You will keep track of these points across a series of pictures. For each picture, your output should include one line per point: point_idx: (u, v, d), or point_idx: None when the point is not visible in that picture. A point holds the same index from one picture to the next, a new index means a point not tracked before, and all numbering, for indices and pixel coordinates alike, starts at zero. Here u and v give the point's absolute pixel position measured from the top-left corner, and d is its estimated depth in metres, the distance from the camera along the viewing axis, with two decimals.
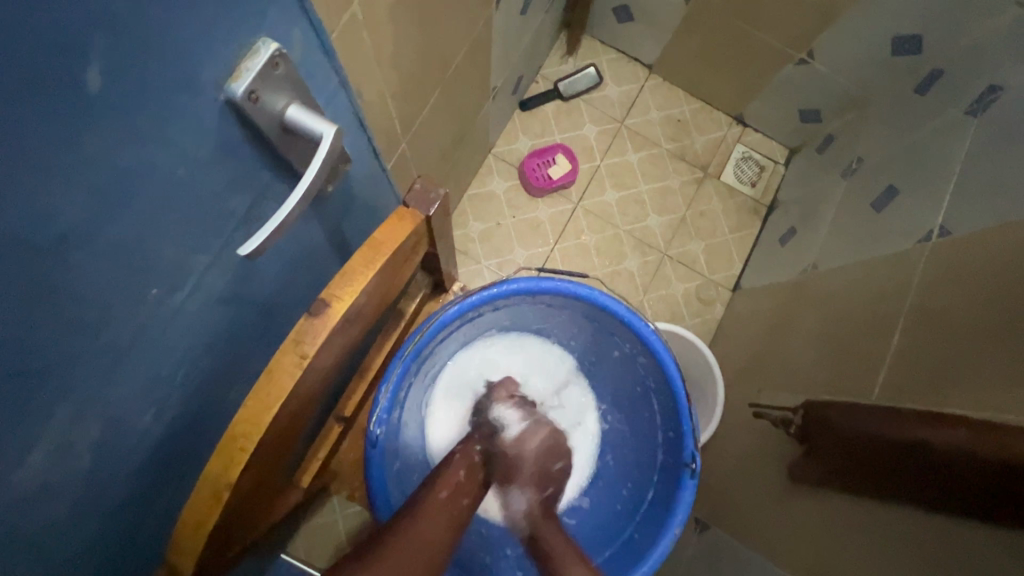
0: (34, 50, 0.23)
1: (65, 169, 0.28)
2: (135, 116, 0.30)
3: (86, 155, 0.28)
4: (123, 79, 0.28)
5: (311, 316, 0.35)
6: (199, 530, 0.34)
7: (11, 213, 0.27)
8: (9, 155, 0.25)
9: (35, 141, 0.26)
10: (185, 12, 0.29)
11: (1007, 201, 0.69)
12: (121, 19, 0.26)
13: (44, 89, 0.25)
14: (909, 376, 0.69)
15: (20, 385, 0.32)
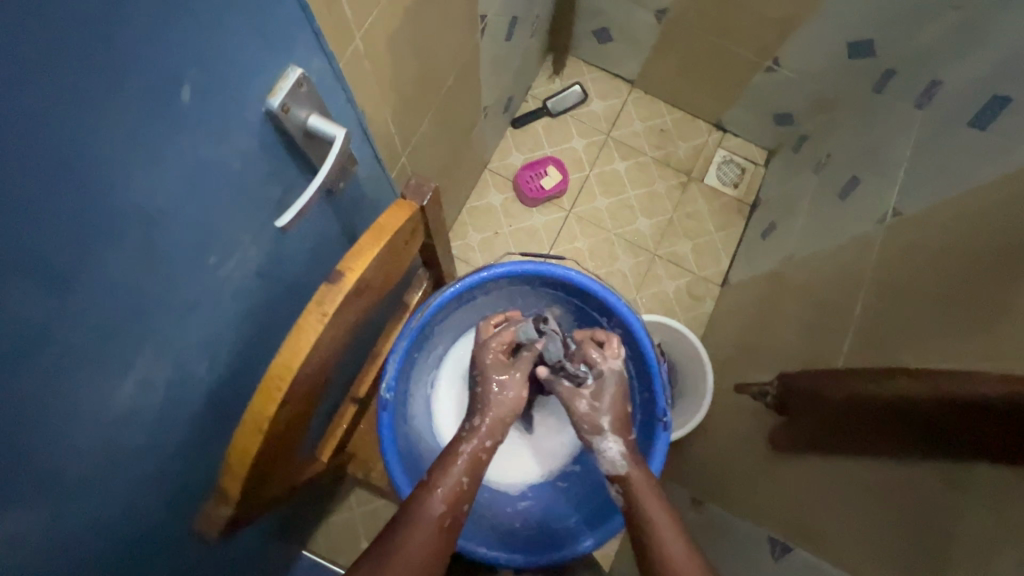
0: (142, 52, 0.29)
1: (162, 160, 0.33)
2: (214, 117, 0.35)
3: (178, 149, 0.34)
4: (205, 86, 0.34)
5: (329, 283, 0.44)
6: (244, 456, 0.42)
7: (121, 193, 0.32)
8: (121, 141, 0.30)
9: (142, 130, 0.31)
10: (247, 36, 0.35)
11: (946, 182, 0.77)
12: (203, 33, 0.32)
13: (148, 88, 0.30)
14: (868, 342, 0.76)
15: (124, 358, 0.37)
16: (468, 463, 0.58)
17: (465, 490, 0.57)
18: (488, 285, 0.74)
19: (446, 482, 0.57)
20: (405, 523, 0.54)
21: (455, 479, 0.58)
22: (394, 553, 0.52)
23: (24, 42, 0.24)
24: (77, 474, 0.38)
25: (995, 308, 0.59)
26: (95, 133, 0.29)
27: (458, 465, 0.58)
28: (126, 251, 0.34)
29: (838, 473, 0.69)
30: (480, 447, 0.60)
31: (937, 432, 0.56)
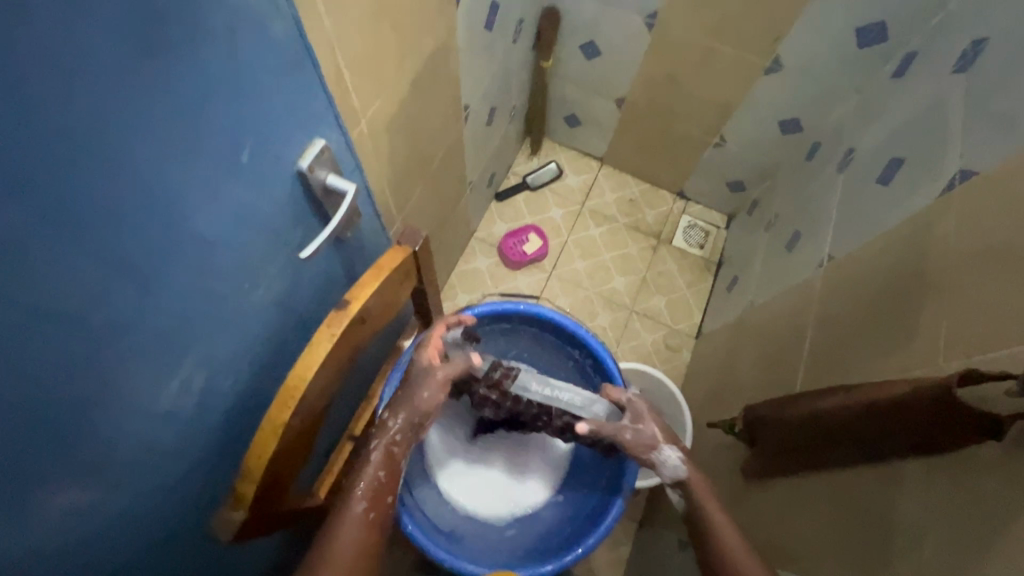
0: (217, 118, 0.40)
1: (218, 198, 0.43)
2: (257, 167, 0.46)
3: (229, 192, 0.44)
4: (254, 143, 0.44)
5: (338, 309, 0.53)
6: (260, 458, 0.49)
7: (187, 222, 0.41)
8: (194, 182, 0.40)
9: (208, 175, 0.41)
10: (285, 110, 0.47)
11: (863, 229, 0.90)
12: (258, 107, 0.43)
13: (217, 143, 0.41)
14: (817, 371, 0.85)
15: (166, 366, 0.44)
16: (381, 459, 0.65)
17: (384, 481, 0.63)
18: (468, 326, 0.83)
19: (364, 479, 0.63)
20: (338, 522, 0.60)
21: (372, 474, 0.64)
22: (329, 552, 0.58)
23: (145, 122, 0.34)
24: (119, 468, 0.44)
25: (907, 328, 0.70)
26: (179, 183, 0.39)
27: (372, 461, 0.64)
28: (183, 270, 0.43)
29: (806, 489, 0.75)
30: (391, 440, 0.66)
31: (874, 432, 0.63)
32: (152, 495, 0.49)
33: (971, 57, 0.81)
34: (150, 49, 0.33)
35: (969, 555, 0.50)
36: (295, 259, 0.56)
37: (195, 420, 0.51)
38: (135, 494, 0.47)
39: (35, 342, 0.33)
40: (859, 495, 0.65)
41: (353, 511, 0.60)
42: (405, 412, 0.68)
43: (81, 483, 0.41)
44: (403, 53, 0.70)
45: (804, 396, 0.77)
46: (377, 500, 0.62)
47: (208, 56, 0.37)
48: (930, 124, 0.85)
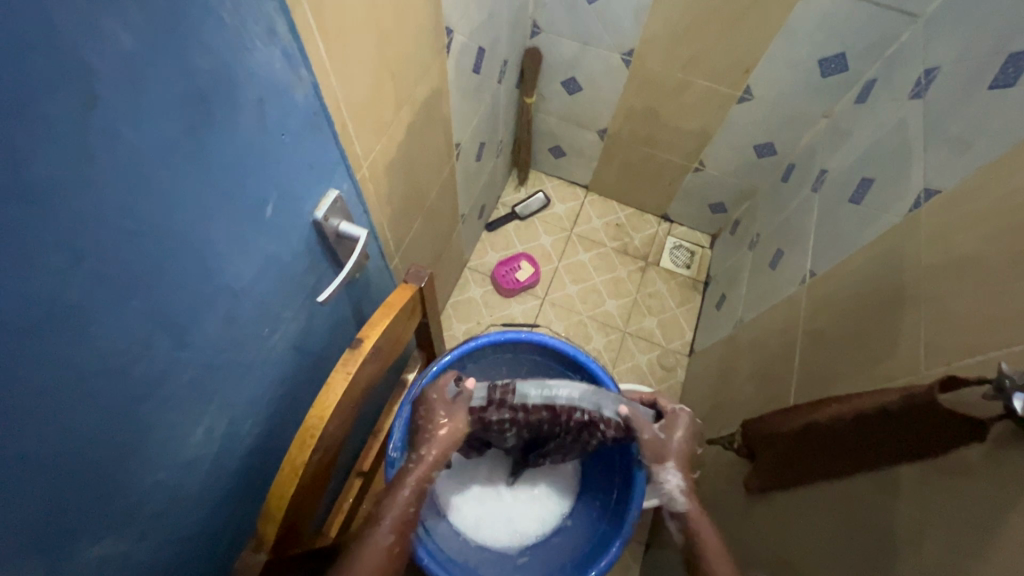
0: (246, 179, 0.43)
1: (246, 251, 0.46)
2: (280, 219, 0.49)
3: (257, 244, 0.47)
4: (278, 198, 0.48)
5: (352, 348, 0.55)
6: (281, 500, 0.50)
7: (219, 275, 0.44)
8: (225, 237, 0.43)
9: (238, 229, 0.44)
10: (303, 165, 0.50)
11: (841, 244, 0.95)
12: (280, 165, 0.47)
13: (247, 201, 0.44)
14: (809, 384, 0.88)
15: (193, 412, 0.46)
16: (414, 494, 0.65)
17: (410, 520, 0.63)
18: (471, 356, 0.86)
19: (393, 511, 0.64)
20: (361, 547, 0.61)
21: (401, 508, 0.64)
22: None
23: (178, 188, 0.37)
24: (148, 517, 0.45)
25: (889, 338, 0.74)
26: (208, 242, 0.42)
27: (405, 494, 0.64)
28: (215, 319, 0.45)
29: (810, 504, 0.76)
30: (422, 478, 0.66)
31: (869, 441, 0.66)
32: (177, 543, 0.50)
33: (925, 84, 0.88)
34: (192, 124, 0.36)
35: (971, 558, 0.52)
36: (310, 301, 0.59)
37: (218, 465, 0.52)
38: (162, 542, 0.47)
39: (77, 399, 0.35)
40: (863, 508, 0.67)
41: (378, 542, 0.61)
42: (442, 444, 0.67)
43: (114, 533, 0.41)
44: (401, 100, 0.74)
45: (794, 410, 0.81)
46: (402, 535, 0.63)
47: (239, 124, 0.41)
48: (894, 146, 0.91)
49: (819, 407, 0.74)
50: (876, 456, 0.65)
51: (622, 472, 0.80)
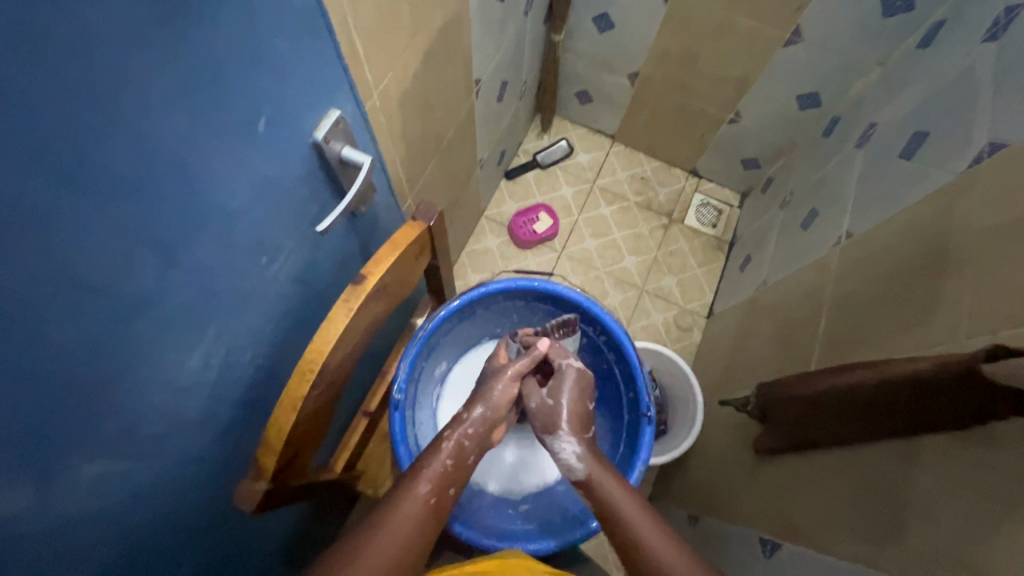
0: (237, 88, 0.40)
1: (238, 169, 0.43)
2: (276, 138, 0.46)
3: (250, 163, 0.44)
4: (273, 113, 0.44)
5: (355, 284, 0.52)
6: (279, 433, 0.49)
7: (209, 193, 0.41)
8: (215, 152, 0.40)
9: (230, 144, 0.41)
10: (301, 79, 0.46)
11: (883, 204, 0.88)
12: (275, 77, 0.43)
13: (238, 113, 0.41)
14: (834, 348, 0.84)
15: (187, 337, 0.45)
16: (455, 448, 0.63)
17: (451, 470, 0.61)
18: (481, 302, 0.84)
19: (433, 464, 0.61)
20: (398, 499, 0.57)
21: (441, 461, 0.62)
22: (380, 532, 0.54)
23: (160, 95, 0.34)
24: (144, 441, 0.45)
25: (928, 304, 0.69)
26: (196, 156, 0.39)
27: (446, 448, 0.63)
28: (206, 240, 0.43)
29: (822, 468, 0.74)
30: (464, 432, 0.65)
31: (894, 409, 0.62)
32: (176, 467, 0.50)
33: (1002, 26, 0.78)
34: (171, 18, 0.32)
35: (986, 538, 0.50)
36: (312, 232, 0.56)
37: (216, 395, 0.51)
38: (161, 463, 0.48)
39: (61, 315, 0.33)
40: (876, 472, 0.65)
41: (415, 493, 0.58)
42: (483, 405, 0.69)
43: (109, 454, 0.41)
44: (417, 23, 0.68)
45: (817, 375, 0.77)
46: (442, 486, 0.60)
47: (228, 24, 0.37)
48: (957, 95, 0.82)
49: (842, 372, 0.71)
50: (900, 425, 0.62)
51: (631, 427, 0.80)
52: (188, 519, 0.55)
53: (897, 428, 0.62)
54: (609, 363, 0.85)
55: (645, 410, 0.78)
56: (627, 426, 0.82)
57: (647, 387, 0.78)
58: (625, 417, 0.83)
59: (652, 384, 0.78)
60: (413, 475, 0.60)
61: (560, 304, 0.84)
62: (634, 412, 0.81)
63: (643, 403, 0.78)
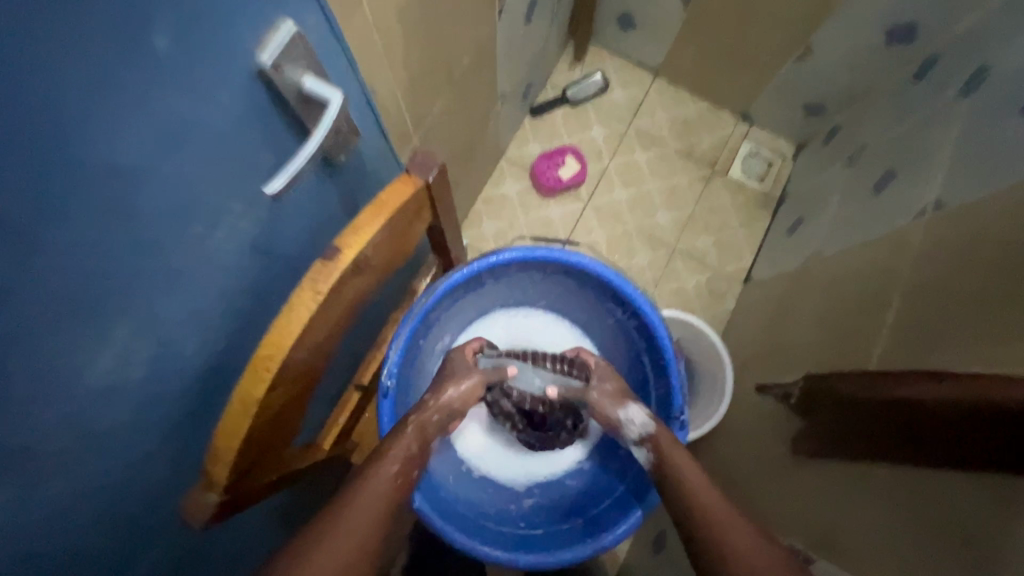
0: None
1: (135, 109, 0.32)
2: (192, 64, 0.33)
3: (152, 100, 0.32)
4: (183, 31, 0.32)
5: (325, 260, 0.41)
6: (229, 441, 0.40)
7: (91, 143, 0.30)
8: (87, 88, 0.28)
9: (115, 74, 0.29)
10: None
11: (992, 172, 0.71)
12: None
13: (122, 32, 0.29)
14: (904, 344, 0.72)
15: (85, 321, 0.35)
16: (418, 428, 0.62)
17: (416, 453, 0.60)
18: (492, 271, 0.74)
19: (397, 446, 0.60)
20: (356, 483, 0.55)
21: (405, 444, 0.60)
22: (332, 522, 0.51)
23: None
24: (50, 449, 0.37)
25: None
26: (45, 91, 0.27)
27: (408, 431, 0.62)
28: (98, 205, 0.32)
29: (882, 485, 0.64)
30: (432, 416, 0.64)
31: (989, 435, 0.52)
32: (104, 465, 0.42)
33: None
34: None
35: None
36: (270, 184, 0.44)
37: (146, 386, 0.43)
38: (77, 464, 0.39)
39: None
40: (957, 500, 0.54)
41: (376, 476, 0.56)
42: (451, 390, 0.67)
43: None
44: None
45: (880, 379, 0.67)
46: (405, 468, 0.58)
47: None
48: None
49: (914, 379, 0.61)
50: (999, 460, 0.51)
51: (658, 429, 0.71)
52: (135, 517, 0.47)
53: (988, 444, 0.52)
54: (637, 352, 0.76)
55: (677, 412, 0.69)
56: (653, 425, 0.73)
57: (682, 387, 0.69)
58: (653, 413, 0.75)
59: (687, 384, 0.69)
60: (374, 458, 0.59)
61: (586, 280, 0.74)
62: (662, 410, 0.73)
63: (676, 404, 0.69)
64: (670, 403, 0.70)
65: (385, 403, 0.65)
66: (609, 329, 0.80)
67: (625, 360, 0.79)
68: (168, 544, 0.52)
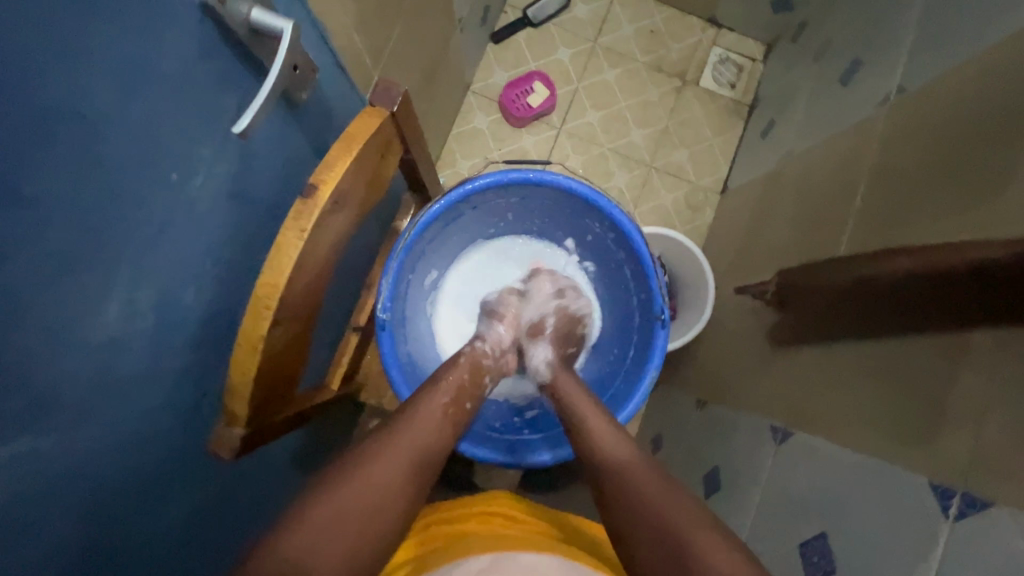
0: None
1: (94, 58, 0.30)
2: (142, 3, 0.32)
3: (104, 47, 0.30)
4: None
5: (304, 198, 0.42)
6: (244, 375, 0.43)
7: (61, 94, 0.29)
8: (54, 43, 0.27)
9: (71, 24, 0.28)
10: None
11: (953, 49, 0.72)
12: None
13: None
14: (871, 228, 0.75)
15: (100, 286, 0.35)
16: (468, 364, 0.68)
17: (467, 384, 0.66)
18: (472, 200, 0.75)
19: (452, 377, 0.66)
20: (390, 445, 0.56)
21: (458, 375, 0.67)
22: (386, 451, 0.56)
23: None
24: (74, 402, 0.36)
25: (997, 176, 0.58)
26: (20, 12, 0.25)
27: (458, 364, 0.68)
28: (86, 159, 0.31)
29: (852, 380, 0.66)
30: (479, 359, 0.70)
31: (937, 298, 0.55)
32: (144, 423, 0.43)
33: None
34: None
35: (986, 500, 0.48)
36: (226, 136, 0.43)
37: (158, 347, 0.43)
38: (119, 428, 0.41)
39: None
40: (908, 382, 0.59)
41: (432, 406, 0.61)
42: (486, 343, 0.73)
43: (20, 432, 0.32)
44: None
45: (841, 262, 0.70)
46: (458, 400, 0.64)
47: None
48: None
49: (872, 262, 0.63)
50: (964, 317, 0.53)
51: (645, 330, 0.77)
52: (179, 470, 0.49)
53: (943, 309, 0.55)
54: (618, 264, 0.80)
55: (658, 312, 0.74)
56: (638, 328, 0.79)
57: (661, 287, 0.75)
58: (637, 317, 0.80)
59: (665, 284, 0.75)
60: (416, 407, 0.61)
61: (558, 199, 0.77)
62: (645, 314, 0.78)
63: (657, 304, 0.74)
64: (652, 303, 0.75)
65: (384, 334, 0.68)
66: (588, 244, 0.83)
67: (605, 271, 0.83)
68: (206, 492, 0.55)
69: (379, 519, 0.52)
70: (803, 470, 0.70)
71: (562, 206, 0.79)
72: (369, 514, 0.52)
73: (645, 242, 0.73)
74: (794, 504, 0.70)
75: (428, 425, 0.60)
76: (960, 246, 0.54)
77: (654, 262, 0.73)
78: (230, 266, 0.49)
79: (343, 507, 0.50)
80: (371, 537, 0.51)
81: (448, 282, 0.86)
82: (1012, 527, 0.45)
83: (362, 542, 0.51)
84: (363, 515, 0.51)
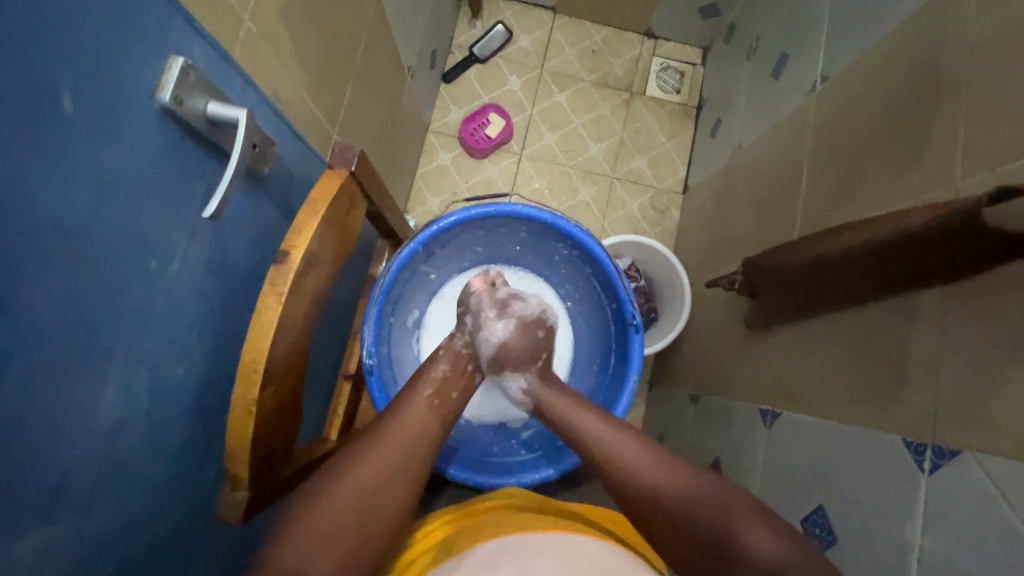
0: (18, 79, 0.29)
1: (73, 173, 0.33)
2: (106, 115, 0.35)
3: (79, 161, 0.34)
4: (90, 96, 0.34)
5: (278, 265, 0.45)
6: (242, 439, 0.45)
7: (48, 208, 0.32)
8: (36, 166, 0.31)
9: (48, 147, 0.32)
10: (107, 40, 0.35)
11: (862, 36, 0.78)
12: (77, 55, 0.33)
13: (35, 110, 0.30)
14: (819, 209, 0.80)
15: (95, 376, 0.37)
16: (450, 358, 0.70)
17: (449, 377, 0.68)
18: (439, 238, 0.79)
19: (433, 373, 0.68)
20: (378, 439, 0.59)
21: (439, 369, 0.69)
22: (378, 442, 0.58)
23: None
24: (83, 489, 0.38)
25: (919, 147, 0.63)
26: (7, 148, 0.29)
27: (439, 360, 0.70)
28: (73, 263, 0.34)
29: (822, 354, 0.70)
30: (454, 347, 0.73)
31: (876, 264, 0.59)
32: (152, 498, 0.45)
33: None
34: None
35: (954, 449, 0.51)
36: (195, 218, 0.46)
37: (157, 425, 0.45)
38: (129, 508, 0.42)
39: None
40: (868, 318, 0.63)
41: (418, 398, 0.64)
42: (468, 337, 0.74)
43: (35, 524, 0.34)
44: None
45: (790, 244, 0.74)
46: (442, 392, 0.66)
47: None
48: None
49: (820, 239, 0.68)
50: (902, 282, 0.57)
51: (621, 335, 0.81)
52: (188, 541, 0.50)
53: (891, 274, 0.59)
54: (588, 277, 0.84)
55: (630, 317, 0.78)
56: (614, 334, 0.83)
57: (629, 293, 0.78)
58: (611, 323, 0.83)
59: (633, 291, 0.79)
60: (404, 403, 0.63)
61: (520, 226, 0.81)
62: (619, 320, 0.82)
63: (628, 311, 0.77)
64: (623, 310, 0.79)
65: (372, 379, 0.70)
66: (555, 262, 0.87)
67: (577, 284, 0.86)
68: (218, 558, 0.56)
69: (376, 513, 0.54)
70: (794, 446, 0.72)
71: (525, 232, 0.83)
72: (366, 509, 0.54)
73: (607, 254, 0.77)
74: (793, 482, 0.72)
75: (414, 420, 0.62)
76: (889, 214, 0.58)
77: (619, 272, 0.77)
78: (215, 337, 0.51)
79: (342, 503, 0.53)
80: (369, 533, 0.54)
81: (428, 319, 0.88)
82: (979, 470, 0.48)
83: (357, 541, 0.53)
84: (358, 507, 0.54)
